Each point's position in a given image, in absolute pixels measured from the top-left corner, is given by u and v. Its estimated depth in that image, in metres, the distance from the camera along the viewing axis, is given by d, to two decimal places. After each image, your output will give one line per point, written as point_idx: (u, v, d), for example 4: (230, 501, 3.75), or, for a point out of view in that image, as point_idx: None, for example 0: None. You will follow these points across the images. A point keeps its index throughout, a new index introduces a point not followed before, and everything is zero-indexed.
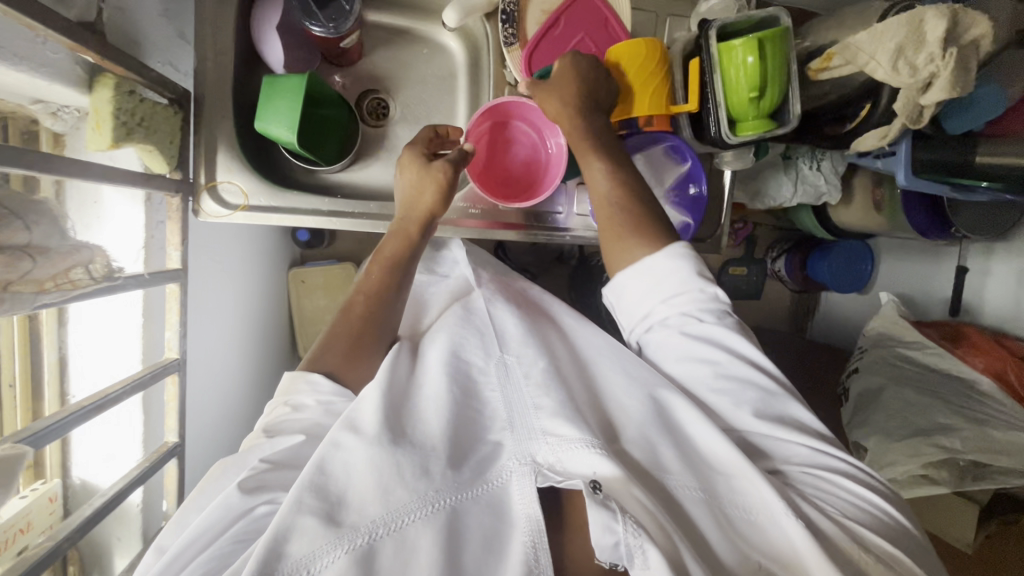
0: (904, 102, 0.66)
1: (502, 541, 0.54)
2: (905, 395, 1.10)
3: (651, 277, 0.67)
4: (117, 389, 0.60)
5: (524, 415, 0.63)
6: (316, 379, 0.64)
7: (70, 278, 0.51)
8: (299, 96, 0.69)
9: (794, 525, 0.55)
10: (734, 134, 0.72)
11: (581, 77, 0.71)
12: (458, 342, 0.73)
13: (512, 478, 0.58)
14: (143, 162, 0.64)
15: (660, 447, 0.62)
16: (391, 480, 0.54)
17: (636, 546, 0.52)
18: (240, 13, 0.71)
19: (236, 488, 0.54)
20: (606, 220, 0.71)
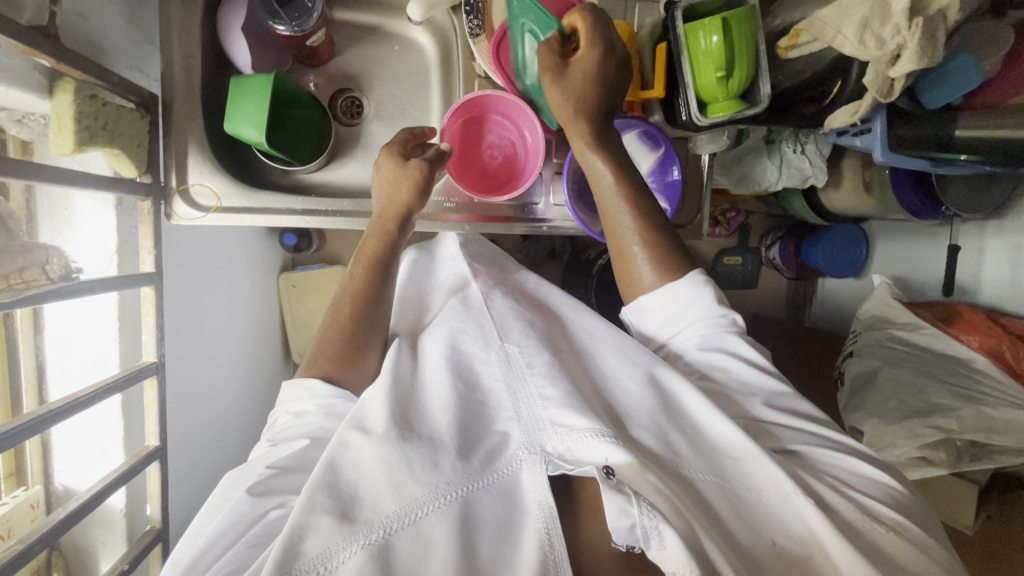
0: (874, 75, 0.65)
1: (516, 528, 0.54)
2: (901, 376, 1.08)
3: (675, 301, 0.67)
4: (89, 392, 0.59)
5: (530, 406, 0.61)
6: (314, 385, 0.64)
7: (27, 277, 0.56)
8: (266, 98, 0.70)
9: (808, 505, 0.54)
10: (705, 116, 0.71)
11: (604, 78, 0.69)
12: (458, 335, 0.71)
13: (522, 466, 0.57)
14: (112, 167, 0.65)
15: (670, 431, 0.61)
16: (401, 474, 0.54)
17: (651, 527, 0.51)
18: (206, 16, 0.72)
19: (245, 493, 0.55)
20: (623, 244, 0.70)
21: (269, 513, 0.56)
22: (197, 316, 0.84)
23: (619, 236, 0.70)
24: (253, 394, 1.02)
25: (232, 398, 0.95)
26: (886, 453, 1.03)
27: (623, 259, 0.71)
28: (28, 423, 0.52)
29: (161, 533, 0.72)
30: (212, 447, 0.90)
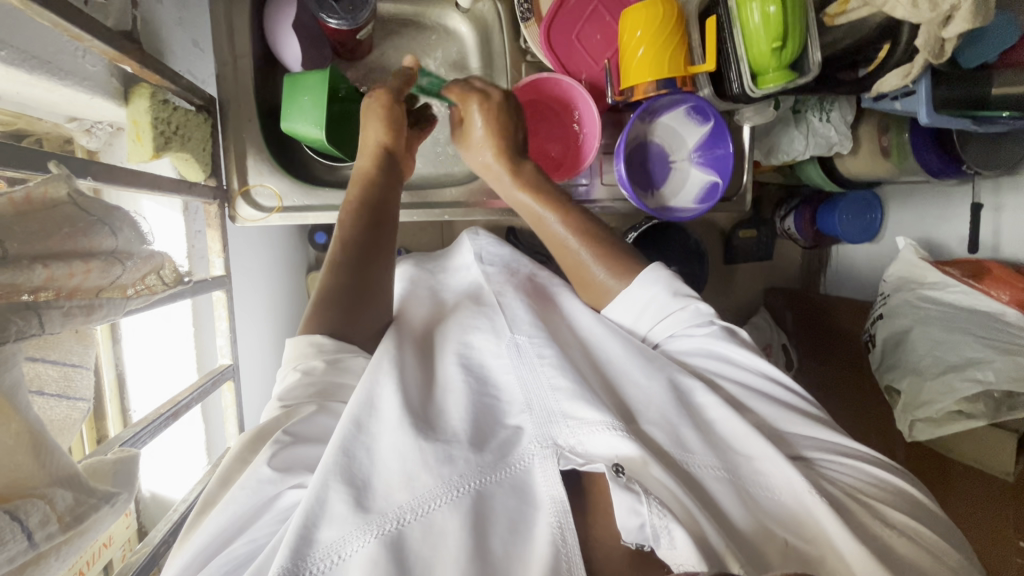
0: (926, 37, 0.66)
1: (528, 525, 0.52)
2: (934, 334, 1.10)
3: (633, 304, 0.70)
4: (188, 397, 0.58)
5: (542, 398, 0.60)
6: (320, 340, 0.60)
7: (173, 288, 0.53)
8: (322, 92, 0.69)
9: (821, 504, 0.53)
10: (756, 88, 0.72)
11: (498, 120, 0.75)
12: (470, 332, 0.70)
13: (535, 462, 0.55)
14: (177, 171, 0.65)
15: (682, 426, 0.60)
16: (415, 465, 0.53)
17: (661, 526, 0.50)
18: (254, 17, 0.71)
19: (268, 465, 0.51)
20: (573, 266, 0.73)
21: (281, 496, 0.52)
22: (248, 319, 0.80)
23: (566, 251, 0.73)
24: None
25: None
26: (922, 408, 1.07)
27: (578, 269, 0.73)
28: (151, 424, 0.51)
29: None
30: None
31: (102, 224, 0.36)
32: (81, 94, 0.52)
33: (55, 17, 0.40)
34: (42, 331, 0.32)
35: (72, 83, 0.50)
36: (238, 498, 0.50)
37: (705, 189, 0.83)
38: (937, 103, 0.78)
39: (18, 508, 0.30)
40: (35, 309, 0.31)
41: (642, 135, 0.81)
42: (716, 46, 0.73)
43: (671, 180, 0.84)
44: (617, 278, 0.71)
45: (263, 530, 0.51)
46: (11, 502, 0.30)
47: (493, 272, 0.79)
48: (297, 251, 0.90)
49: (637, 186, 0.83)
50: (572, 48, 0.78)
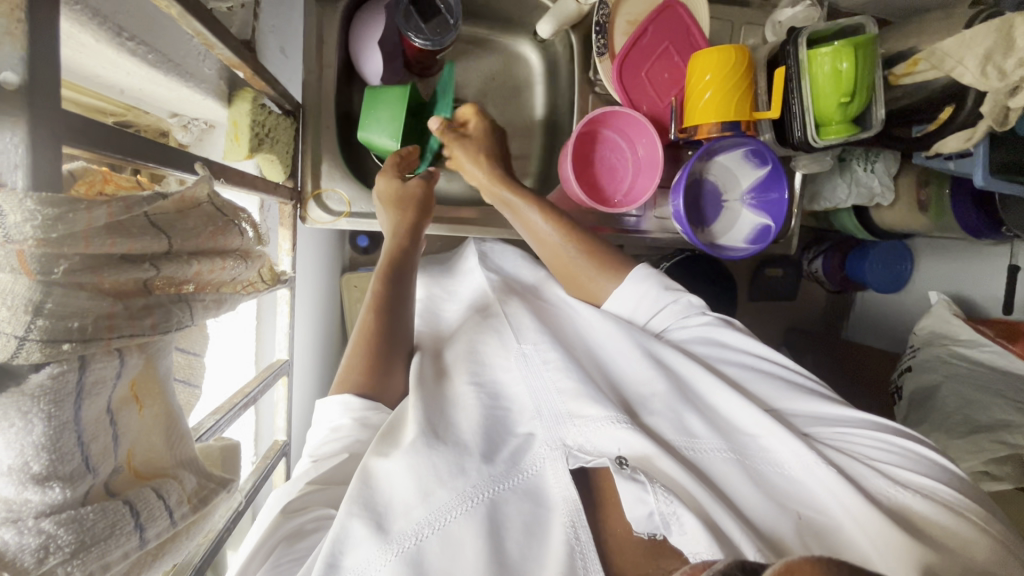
0: (992, 104, 0.68)
1: (542, 526, 0.56)
2: (964, 392, 1.12)
3: (625, 304, 0.75)
4: (256, 389, 0.61)
5: (548, 403, 0.64)
6: (350, 399, 0.66)
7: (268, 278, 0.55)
8: (399, 105, 0.72)
9: (831, 475, 0.54)
10: (819, 138, 0.75)
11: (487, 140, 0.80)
12: (480, 345, 0.75)
13: (545, 465, 0.59)
14: (258, 168, 0.67)
15: (685, 414, 0.63)
16: (430, 482, 0.57)
17: (670, 513, 0.52)
18: (343, 30, 0.74)
19: (279, 512, 0.57)
20: (566, 266, 0.77)
21: (303, 527, 0.57)
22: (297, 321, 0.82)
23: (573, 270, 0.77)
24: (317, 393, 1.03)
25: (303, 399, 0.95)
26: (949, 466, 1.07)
27: (575, 279, 0.78)
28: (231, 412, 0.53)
29: None
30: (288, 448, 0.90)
31: (234, 225, 0.38)
32: (195, 95, 0.55)
33: (204, 29, 0.43)
34: (191, 321, 0.36)
35: (192, 85, 0.53)
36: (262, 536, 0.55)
37: (757, 231, 0.85)
38: (992, 167, 0.79)
39: (161, 486, 0.35)
40: (186, 301, 0.36)
41: (699, 173, 0.83)
42: (782, 94, 0.76)
43: (723, 217, 0.85)
44: (610, 277, 0.76)
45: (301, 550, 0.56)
46: (154, 481, 0.35)
47: (495, 280, 0.86)
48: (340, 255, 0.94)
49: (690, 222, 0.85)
50: (642, 85, 0.80)
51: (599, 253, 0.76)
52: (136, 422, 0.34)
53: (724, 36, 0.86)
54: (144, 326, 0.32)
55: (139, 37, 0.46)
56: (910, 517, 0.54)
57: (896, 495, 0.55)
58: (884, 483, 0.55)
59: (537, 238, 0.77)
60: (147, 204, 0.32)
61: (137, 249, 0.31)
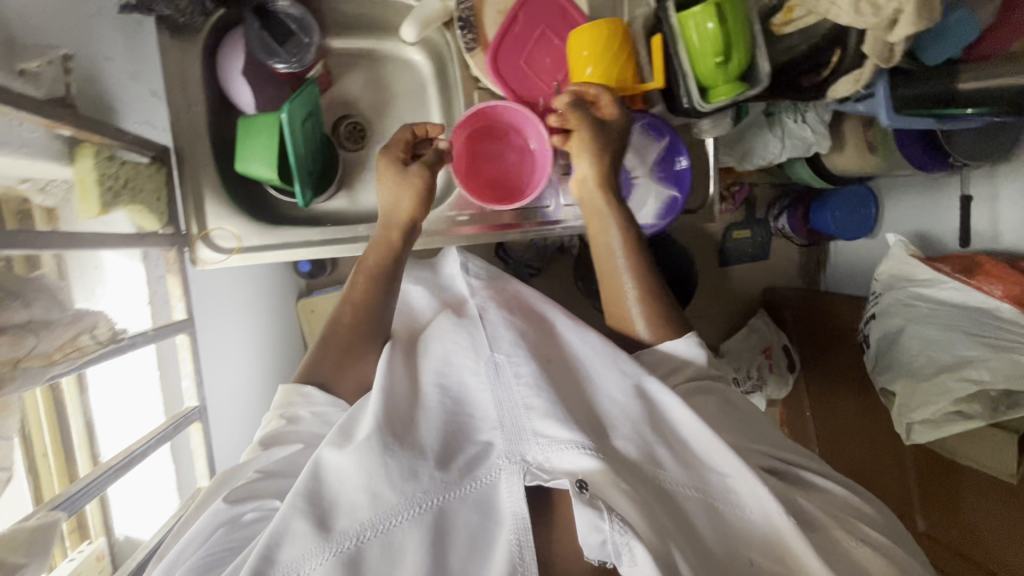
0: (872, 42, 0.65)
1: (488, 539, 0.54)
2: (928, 333, 1.09)
3: (664, 359, 0.68)
4: (142, 445, 0.63)
5: (513, 414, 0.61)
6: (308, 391, 0.67)
7: (78, 346, 0.53)
8: (274, 132, 0.70)
9: (789, 521, 0.57)
10: (706, 102, 0.72)
11: (590, 129, 0.71)
12: (450, 344, 0.70)
13: (501, 477, 0.57)
14: (135, 223, 0.65)
15: (655, 444, 0.61)
16: (379, 482, 0.55)
17: (623, 543, 0.52)
18: (207, 65, 0.73)
19: (223, 499, 0.59)
20: (607, 264, 0.72)
21: (244, 515, 0.59)
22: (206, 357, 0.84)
23: (610, 273, 0.72)
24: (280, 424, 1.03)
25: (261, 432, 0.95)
26: (918, 411, 1.04)
27: (614, 296, 0.72)
28: (89, 484, 0.56)
29: None
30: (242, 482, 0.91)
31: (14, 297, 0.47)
32: (20, 160, 0.56)
33: None
34: None
35: None
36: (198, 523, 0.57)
37: (666, 205, 0.83)
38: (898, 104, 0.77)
39: None
40: None
41: None
42: (663, 62, 0.73)
43: (636, 195, 0.82)
44: (650, 327, 0.70)
45: (221, 546, 0.56)
46: None
47: (478, 284, 0.83)
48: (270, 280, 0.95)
49: None
50: (524, 76, 0.78)
51: (651, 287, 0.71)
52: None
53: None
54: None
55: None
56: (857, 562, 0.59)
57: (850, 545, 0.60)
58: (846, 535, 0.60)
59: (598, 246, 0.73)
60: None
61: None
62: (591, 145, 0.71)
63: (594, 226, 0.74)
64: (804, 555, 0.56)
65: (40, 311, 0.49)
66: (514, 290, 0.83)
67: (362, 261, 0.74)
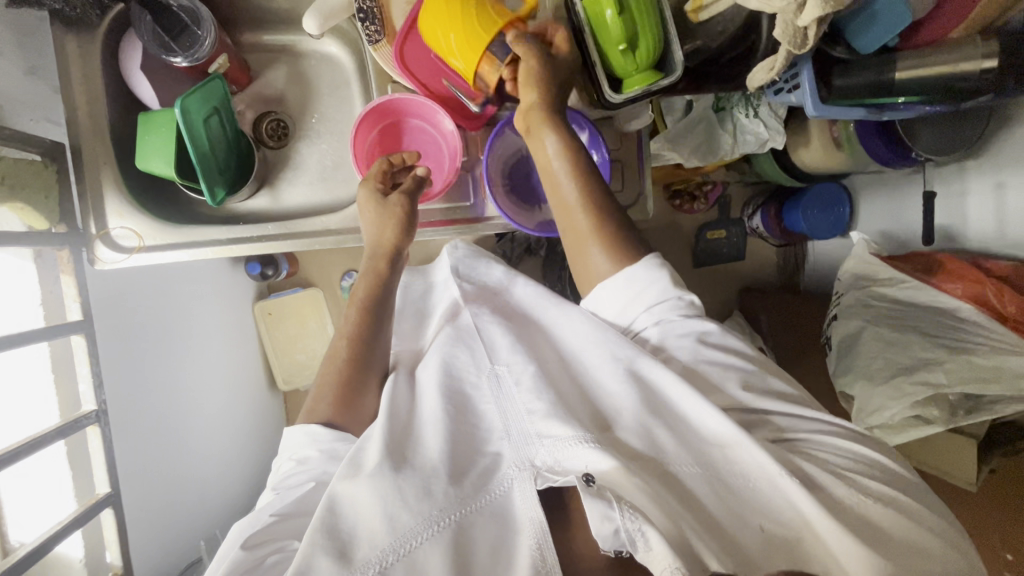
0: (783, 28, 0.62)
1: (508, 549, 0.56)
2: (884, 335, 1.04)
3: (630, 287, 0.66)
4: (11, 452, 0.61)
5: (519, 422, 0.64)
6: (314, 430, 0.67)
7: None
8: (171, 131, 0.69)
9: (796, 488, 0.55)
10: (619, 92, 0.69)
11: (536, 60, 0.66)
12: (449, 357, 0.73)
13: (513, 485, 0.59)
14: (25, 223, 0.64)
15: (654, 427, 0.61)
16: (395, 505, 0.57)
17: (635, 530, 0.52)
18: (107, 60, 0.71)
19: (240, 547, 0.58)
20: (569, 220, 0.68)
21: (266, 559, 0.58)
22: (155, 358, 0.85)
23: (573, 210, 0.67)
24: (231, 421, 1.04)
25: (213, 436, 0.98)
26: (874, 416, 0.99)
27: (576, 247, 0.69)
28: None
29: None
30: (172, 499, 0.88)
31: None
32: None
33: None
34: None
35: None
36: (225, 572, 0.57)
37: None
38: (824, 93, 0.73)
39: None
40: None
41: (519, 148, 0.80)
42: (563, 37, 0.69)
43: None
44: (613, 260, 0.67)
45: None
46: None
47: (469, 290, 0.83)
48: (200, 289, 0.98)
49: (519, 201, 0.80)
50: None
51: (611, 221, 0.67)
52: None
53: None
54: None
55: None
56: (871, 520, 0.55)
57: (858, 502, 0.56)
58: (846, 491, 0.56)
59: (556, 192, 0.69)
60: None
61: None
62: (537, 76, 0.66)
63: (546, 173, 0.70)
64: (829, 544, 0.54)
65: None
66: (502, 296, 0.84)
67: (354, 293, 0.75)
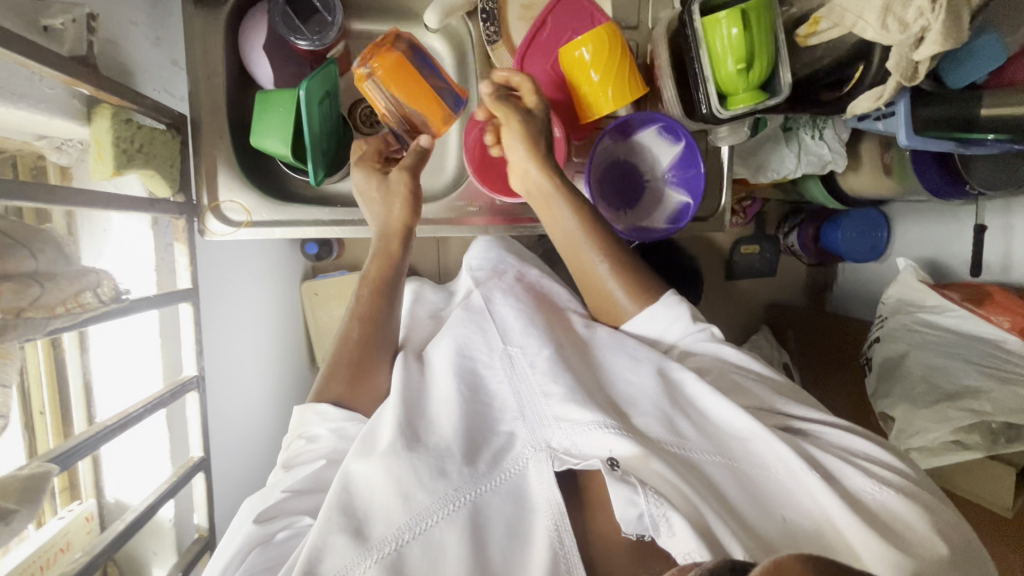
0: (897, 59, 0.64)
1: (526, 527, 0.58)
2: (928, 360, 1.05)
3: (651, 320, 0.71)
4: (141, 408, 0.60)
5: (535, 404, 0.64)
6: (325, 408, 0.66)
7: (80, 302, 0.47)
8: (290, 111, 0.71)
9: (816, 483, 0.57)
10: (725, 109, 0.71)
11: (525, 122, 0.72)
12: (461, 337, 0.73)
13: (529, 465, 0.60)
14: (147, 188, 0.67)
15: (673, 416, 0.63)
16: (409, 483, 0.57)
17: (659, 515, 0.54)
18: (229, 37, 0.73)
19: (251, 521, 0.60)
20: (580, 266, 0.73)
21: (276, 534, 0.60)
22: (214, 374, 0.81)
23: (580, 252, 0.73)
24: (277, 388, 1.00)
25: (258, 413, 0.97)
26: (915, 437, 1.00)
27: (596, 289, 0.74)
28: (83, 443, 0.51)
29: (210, 541, 0.74)
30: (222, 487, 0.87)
31: (22, 247, 0.43)
32: (37, 116, 0.54)
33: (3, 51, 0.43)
34: None
35: (27, 106, 0.52)
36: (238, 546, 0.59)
37: (677, 210, 0.81)
38: (915, 125, 0.77)
39: None
40: None
41: (615, 154, 0.82)
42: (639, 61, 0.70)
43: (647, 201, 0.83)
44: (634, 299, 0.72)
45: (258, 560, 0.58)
46: None
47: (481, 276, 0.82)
48: (274, 256, 0.99)
49: (610, 204, 0.84)
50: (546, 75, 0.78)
51: (632, 269, 0.73)
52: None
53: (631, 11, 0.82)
54: None
55: None
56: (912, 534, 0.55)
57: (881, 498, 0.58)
58: (867, 485, 0.59)
59: (569, 244, 0.73)
60: None
61: None
62: (522, 135, 0.71)
63: (549, 221, 0.74)
64: (852, 542, 0.55)
65: (45, 263, 0.44)
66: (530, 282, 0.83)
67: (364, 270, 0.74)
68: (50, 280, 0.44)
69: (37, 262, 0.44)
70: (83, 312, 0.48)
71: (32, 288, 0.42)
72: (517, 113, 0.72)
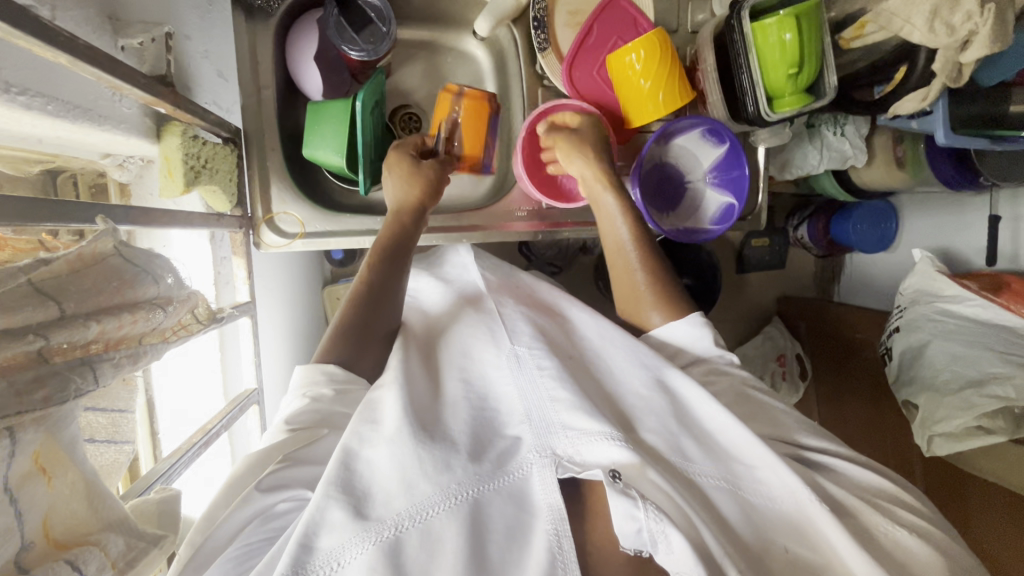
0: (943, 62, 0.67)
1: (525, 532, 0.55)
2: (952, 349, 1.00)
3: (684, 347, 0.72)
4: (218, 424, 0.62)
5: (542, 408, 0.61)
6: (332, 370, 0.64)
7: (184, 326, 0.49)
8: (341, 121, 0.71)
9: (822, 511, 0.56)
10: (772, 111, 0.73)
11: (592, 140, 0.75)
12: (469, 340, 0.71)
13: (533, 470, 0.57)
14: (205, 202, 0.67)
15: (680, 437, 0.62)
16: (415, 474, 0.55)
17: (658, 531, 0.52)
18: (277, 49, 0.73)
19: (254, 488, 0.54)
20: (625, 278, 0.75)
21: (275, 506, 0.56)
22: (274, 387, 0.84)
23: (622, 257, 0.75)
24: None
25: None
26: (941, 424, 0.95)
27: (632, 302, 0.74)
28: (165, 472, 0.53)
29: None
30: None
31: (146, 274, 0.43)
32: (118, 137, 0.57)
33: (103, 73, 0.43)
34: (96, 383, 0.38)
35: (110, 127, 0.56)
36: (227, 518, 0.53)
37: (721, 211, 0.83)
38: (953, 123, 0.79)
39: (76, 558, 0.37)
40: (88, 364, 0.38)
41: (657, 157, 0.82)
42: (684, 75, 0.74)
43: (689, 201, 0.84)
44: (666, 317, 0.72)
45: (257, 537, 0.55)
46: (72, 552, 0.37)
47: (491, 279, 0.80)
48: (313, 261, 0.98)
49: (654, 206, 0.84)
50: (593, 81, 0.79)
51: (671, 291, 0.73)
52: (45, 495, 0.37)
53: (671, 15, 0.83)
54: (34, 400, 0.34)
55: (34, 89, 0.48)
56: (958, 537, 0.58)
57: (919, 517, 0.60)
58: (884, 523, 0.58)
59: (614, 251, 0.75)
60: (30, 272, 0.36)
61: (17, 321, 0.34)
62: (580, 151, 0.75)
63: (604, 226, 0.77)
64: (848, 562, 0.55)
65: (166, 287, 0.45)
66: (526, 286, 0.82)
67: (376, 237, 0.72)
68: (168, 305, 0.45)
69: (159, 287, 0.44)
70: (188, 334, 0.49)
71: (157, 314, 0.43)
72: (575, 132, 0.76)
